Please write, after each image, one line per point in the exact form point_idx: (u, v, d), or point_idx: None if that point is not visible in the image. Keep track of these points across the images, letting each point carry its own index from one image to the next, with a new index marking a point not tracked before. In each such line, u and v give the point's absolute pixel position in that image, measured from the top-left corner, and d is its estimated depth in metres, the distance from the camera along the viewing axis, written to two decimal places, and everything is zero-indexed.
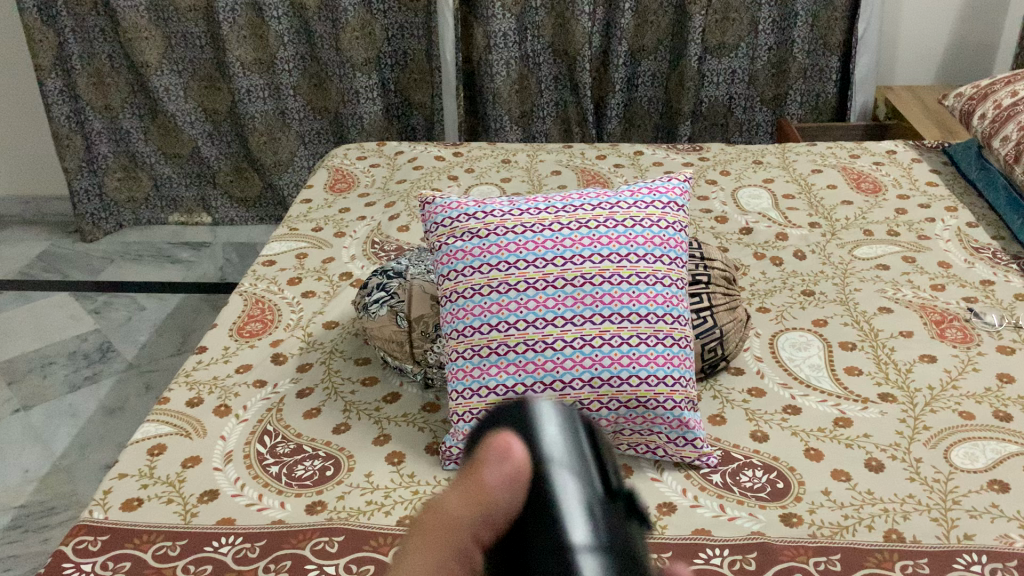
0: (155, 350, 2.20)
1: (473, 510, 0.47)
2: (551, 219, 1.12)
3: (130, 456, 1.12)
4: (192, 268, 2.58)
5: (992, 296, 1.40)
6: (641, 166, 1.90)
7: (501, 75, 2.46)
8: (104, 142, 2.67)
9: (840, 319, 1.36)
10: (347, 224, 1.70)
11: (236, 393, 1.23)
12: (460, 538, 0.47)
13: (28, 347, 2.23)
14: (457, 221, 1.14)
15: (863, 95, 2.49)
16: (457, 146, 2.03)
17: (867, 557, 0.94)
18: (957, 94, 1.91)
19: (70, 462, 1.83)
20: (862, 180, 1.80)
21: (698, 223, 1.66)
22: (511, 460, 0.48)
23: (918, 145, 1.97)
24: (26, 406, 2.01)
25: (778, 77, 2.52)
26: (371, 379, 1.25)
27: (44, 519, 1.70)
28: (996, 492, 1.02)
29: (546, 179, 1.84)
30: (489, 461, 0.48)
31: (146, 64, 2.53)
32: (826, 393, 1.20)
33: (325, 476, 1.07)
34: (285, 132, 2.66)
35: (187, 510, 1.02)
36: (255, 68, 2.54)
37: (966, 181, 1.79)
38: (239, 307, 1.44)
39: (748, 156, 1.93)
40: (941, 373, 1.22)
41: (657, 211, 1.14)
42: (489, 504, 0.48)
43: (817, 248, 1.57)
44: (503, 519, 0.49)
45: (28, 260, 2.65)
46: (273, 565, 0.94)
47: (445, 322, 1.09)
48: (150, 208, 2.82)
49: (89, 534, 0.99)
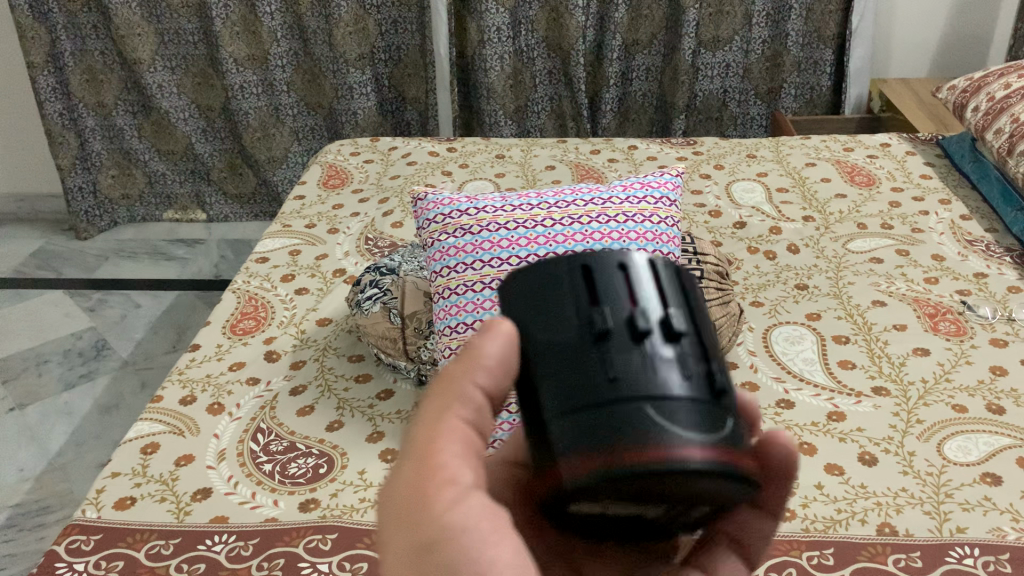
0: (151, 347, 2.20)
1: (466, 365, 0.55)
2: (543, 215, 1.11)
3: (123, 455, 1.12)
4: (186, 265, 2.58)
5: (985, 289, 1.41)
6: (635, 160, 1.90)
7: (495, 70, 2.45)
8: (97, 140, 2.66)
9: (834, 312, 1.36)
10: (340, 220, 1.70)
11: (229, 390, 1.23)
12: (456, 386, 0.55)
13: (24, 345, 2.23)
14: (450, 217, 1.14)
15: (857, 88, 2.49)
16: (451, 141, 2.03)
17: (860, 551, 0.94)
18: (951, 87, 1.91)
19: (66, 460, 1.83)
20: (856, 173, 1.80)
21: (692, 217, 1.66)
22: (497, 324, 0.56)
23: (912, 137, 1.97)
24: (21, 405, 2.01)
25: (773, 71, 2.52)
26: (364, 376, 1.25)
27: (40, 518, 1.69)
28: (989, 485, 1.02)
29: (540, 174, 1.84)
30: (481, 329, 0.56)
31: (139, 61, 2.52)
32: (819, 386, 1.20)
33: (318, 474, 1.07)
34: (279, 128, 2.66)
35: (180, 508, 1.02)
36: (248, 64, 2.53)
37: (959, 174, 1.79)
38: (232, 304, 1.44)
39: (742, 150, 1.93)
40: (934, 367, 1.23)
41: (649, 207, 1.14)
42: (480, 358, 0.55)
43: (811, 241, 1.57)
44: (500, 376, 0.55)
45: (22, 258, 2.64)
46: (267, 563, 0.94)
47: (439, 319, 1.08)
48: (145, 205, 2.81)
49: (83, 534, 0.99)
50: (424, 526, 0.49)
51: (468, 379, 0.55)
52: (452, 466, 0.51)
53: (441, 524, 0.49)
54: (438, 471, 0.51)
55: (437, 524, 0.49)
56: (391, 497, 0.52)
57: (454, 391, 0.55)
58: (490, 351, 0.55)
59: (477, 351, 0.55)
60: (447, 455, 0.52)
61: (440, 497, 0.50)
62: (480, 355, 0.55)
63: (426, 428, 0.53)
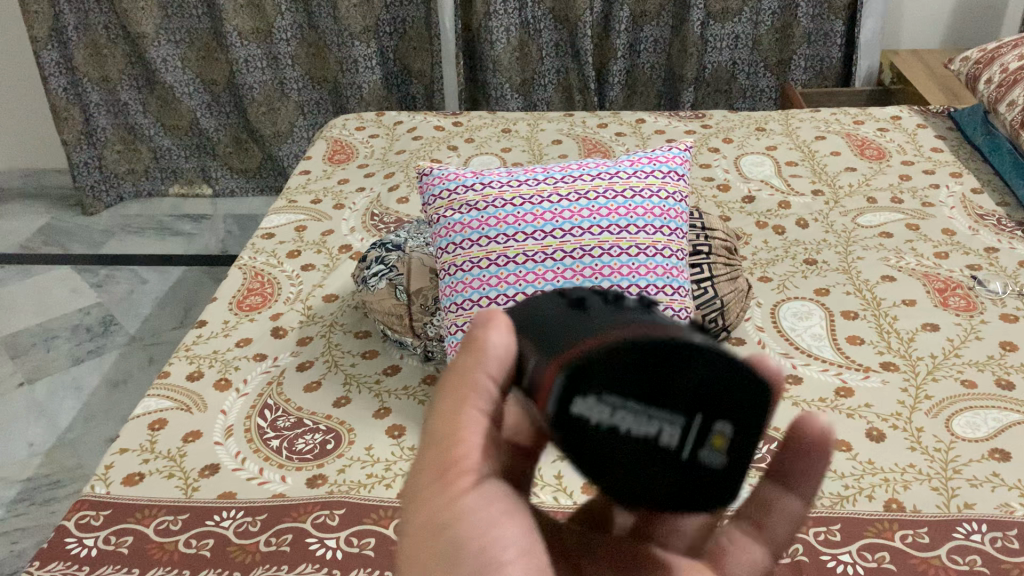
0: (158, 323, 2.20)
1: (474, 357, 0.56)
2: (549, 190, 1.10)
3: (131, 431, 1.12)
4: (192, 241, 2.58)
5: (996, 263, 1.39)
6: (643, 134, 1.88)
7: (501, 42, 2.43)
8: (102, 115, 2.65)
9: (842, 288, 1.35)
10: (346, 195, 1.69)
11: (236, 366, 1.23)
12: (470, 377, 0.56)
13: (32, 321, 2.24)
14: (456, 192, 1.13)
15: (867, 60, 2.46)
16: (457, 115, 2.01)
17: (867, 527, 0.94)
18: (963, 58, 1.88)
19: (75, 436, 1.84)
20: (866, 146, 1.78)
21: (700, 191, 1.65)
22: (495, 322, 0.58)
23: (924, 109, 1.94)
24: (30, 380, 2.02)
25: (782, 43, 2.49)
26: (371, 353, 1.24)
27: (50, 492, 1.71)
28: (997, 461, 1.02)
29: (547, 149, 1.83)
30: (485, 326, 0.58)
31: (142, 35, 2.49)
32: (827, 362, 1.19)
33: (325, 450, 1.07)
34: (284, 102, 2.64)
35: (188, 484, 1.03)
36: (253, 37, 2.51)
37: (971, 147, 1.77)
38: (239, 280, 1.43)
39: (751, 123, 1.91)
40: (944, 342, 1.22)
41: (656, 182, 1.13)
42: (485, 351, 0.56)
43: (820, 216, 1.55)
44: (505, 361, 0.57)
45: (29, 234, 2.64)
46: (274, 539, 0.95)
47: (445, 296, 1.08)
48: (151, 179, 2.81)
49: (92, 509, 1.00)
50: (441, 514, 0.51)
51: (479, 369, 0.56)
52: (468, 452, 0.53)
53: (454, 513, 0.51)
54: (450, 456, 0.53)
55: (450, 513, 0.51)
56: (414, 492, 0.53)
57: (468, 381, 0.56)
58: (495, 342, 0.57)
59: (482, 340, 0.57)
60: (464, 447, 0.53)
61: (454, 488, 0.52)
62: (483, 347, 0.57)
63: (443, 422, 0.54)
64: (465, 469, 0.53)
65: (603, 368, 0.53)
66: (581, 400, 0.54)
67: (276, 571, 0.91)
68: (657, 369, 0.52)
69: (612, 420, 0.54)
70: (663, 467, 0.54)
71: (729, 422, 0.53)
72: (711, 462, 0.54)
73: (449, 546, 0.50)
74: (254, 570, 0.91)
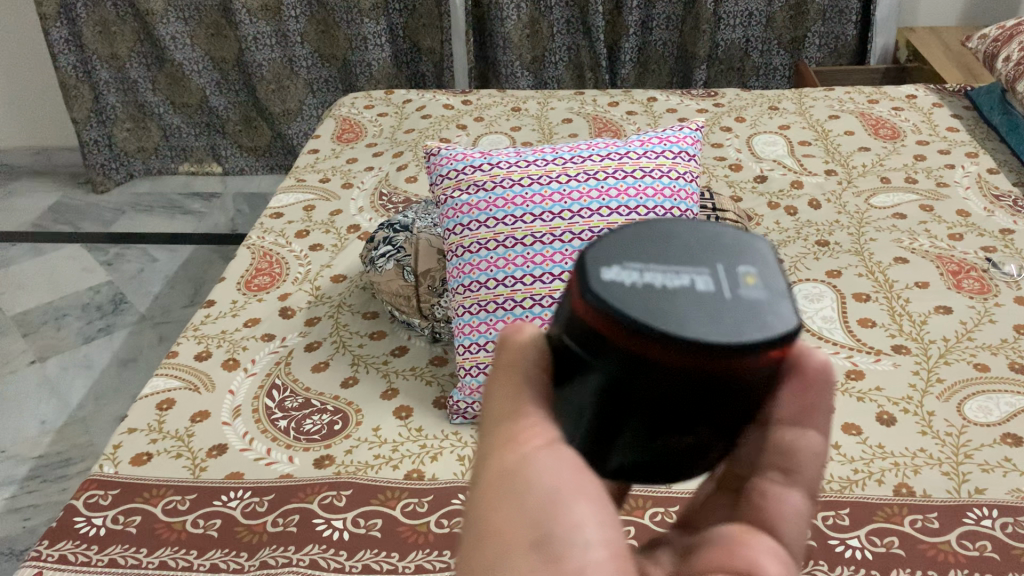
0: (168, 301, 2.21)
1: (512, 354, 0.45)
2: (558, 171, 1.09)
3: (140, 411, 1.13)
4: (202, 219, 2.57)
5: (1011, 245, 1.37)
6: (654, 113, 1.86)
7: (512, 19, 2.41)
8: (112, 93, 2.65)
9: (854, 269, 1.34)
10: (354, 174, 1.68)
11: (244, 346, 1.23)
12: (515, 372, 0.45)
13: (43, 299, 2.25)
14: (463, 173, 1.12)
15: (883, 37, 2.42)
16: (466, 93, 1.99)
17: (877, 511, 0.93)
18: (981, 35, 1.85)
19: (86, 414, 1.85)
20: (880, 126, 1.76)
21: (712, 171, 1.64)
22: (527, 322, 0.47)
23: (940, 88, 1.91)
24: (42, 358, 2.03)
25: (797, 20, 2.46)
26: (379, 333, 1.24)
27: (61, 470, 1.72)
28: (1009, 446, 1.01)
29: (557, 128, 1.81)
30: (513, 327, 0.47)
31: (151, 12, 2.48)
32: (838, 344, 1.19)
33: (333, 430, 1.07)
34: (293, 80, 2.63)
35: (196, 464, 1.03)
36: (262, 14, 2.50)
37: (987, 127, 1.74)
38: (247, 260, 1.43)
39: (764, 102, 1.88)
40: (957, 326, 1.20)
41: (666, 162, 1.11)
42: (523, 345, 0.45)
43: (832, 196, 1.54)
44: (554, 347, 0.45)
45: (41, 212, 2.65)
46: (282, 519, 0.95)
47: (452, 277, 1.08)
48: (161, 158, 2.80)
49: (100, 489, 1.00)
50: (500, 516, 0.39)
51: (521, 358, 0.45)
52: (537, 428, 0.43)
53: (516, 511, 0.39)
54: (518, 420, 0.43)
55: (510, 513, 0.39)
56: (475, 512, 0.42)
57: (511, 375, 0.45)
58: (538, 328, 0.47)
59: (515, 333, 0.46)
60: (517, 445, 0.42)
61: (511, 483, 0.40)
62: (519, 342, 0.45)
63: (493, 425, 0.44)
64: (537, 433, 0.42)
65: (595, 250, 0.43)
66: (608, 268, 0.41)
67: (283, 552, 0.91)
68: (644, 241, 0.44)
69: (638, 280, 0.41)
70: (721, 308, 0.39)
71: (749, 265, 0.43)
72: (757, 300, 0.40)
73: (513, 508, 0.39)
74: (261, 550, 0.91)
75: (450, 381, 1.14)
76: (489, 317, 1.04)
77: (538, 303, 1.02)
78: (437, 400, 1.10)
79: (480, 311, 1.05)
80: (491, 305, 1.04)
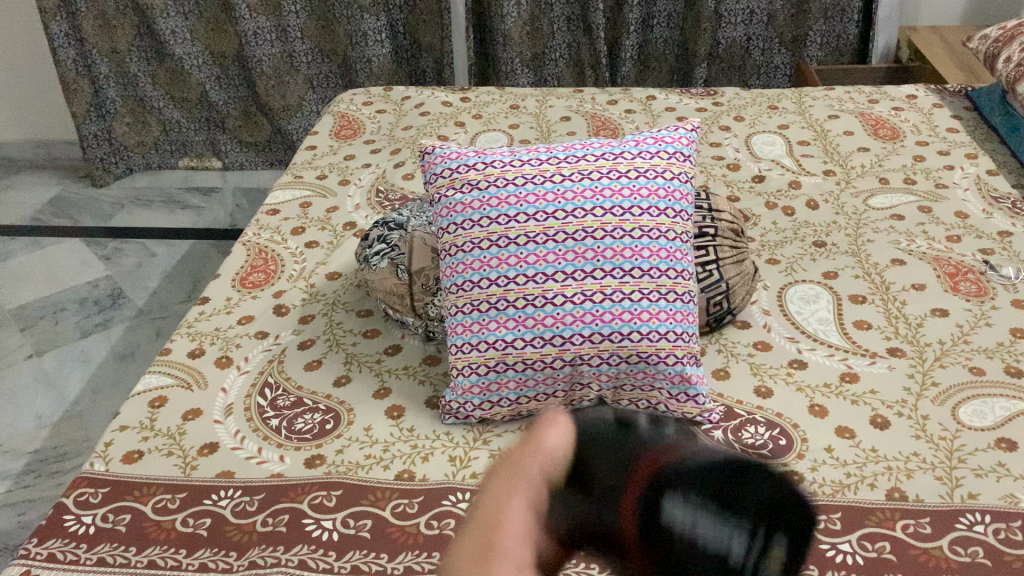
0: (166, 296, 2.21)
1: (531, 464, 0.50)
2: (552, 170, 1.08)
3: (131, 408, 1.12)
4: (201, 214, 2.57)
5: (1009, 248, 1.37)
6: (653, 111, 1.85)
7: (512, 16, 2.40)
8: (112, 87, 2.64)
9: (851, 271, 1.33)
10: (351, 171, 1.68)
11: (237, 344, 1.23)
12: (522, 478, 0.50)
13: (41, 293, 2.24)
14: (457, 172, 1.10)
15: (885, 36, 2.41)
16: (464, 90, 1.99)
17: (868, 516, 0.93)
18: (982, 36, 1.84)
19: (82, 409, 1.85)
20: (880, 126, 1.75)
21: (710, 170, 1.63)
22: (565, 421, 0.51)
23: (940, 88, 1.90)
24: (39, 352, 2.03)
25: (798, 18, 2.45)
26: (373, 332, 1.23)
27: (57, 464, 1.72)
28: (1003, 451, 1.00)
29: (555, 126, 1.81)
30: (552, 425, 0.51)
31: (151, 6, 2.48)
32: (833, 347, 1.18)
33: (324, 430, 1.06)
34: (293, 75, 2.63)
35: (187, 463, 1.03)
36: (262, 10, 2.49)
37: (988, 127, 1.74)
38: (242, 257, 1.42)
39: (763, 101, 1.88)
40: (953, 328, 1.20)
41: (661, 162, 1.10)
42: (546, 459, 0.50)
43: (831, 197, 1.53)
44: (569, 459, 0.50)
45: (40, 205, 2.65)
46: (271, 519, 0.95)
47: (446, 276, 1.07)
48: (160, 152, 2.78)
49: (90, 486, 1.00)
50: None
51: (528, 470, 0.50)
52: (512, 547, 0.51)
53: None
54: (504, 534, 0.51)
55: None
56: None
57: (515, 483, 0.51)
58: (570, 432, 0.51)
59: (543, 439, 0.51)
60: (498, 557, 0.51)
61: None
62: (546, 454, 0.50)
63: (488, 522, 0.52)
64: (511, 557, 0.51)
65: (671, 470, 0.48)
66: (671, 507, 0.47)
67: (272, 552, 0.91)
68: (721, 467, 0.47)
69: (686, 531, 0.46)
70: None
71: (785, 536, 0.46)
72: None
73: None
74: (250, 550, 0.91)
75: (442, 381, 1.13)
76: (482, 317, 1.03)
77: (531, 303, 1.01)
78: (429, 400, 1.10)
79: (473, 310, 1.04)
80: (484, 305, 1.03)
